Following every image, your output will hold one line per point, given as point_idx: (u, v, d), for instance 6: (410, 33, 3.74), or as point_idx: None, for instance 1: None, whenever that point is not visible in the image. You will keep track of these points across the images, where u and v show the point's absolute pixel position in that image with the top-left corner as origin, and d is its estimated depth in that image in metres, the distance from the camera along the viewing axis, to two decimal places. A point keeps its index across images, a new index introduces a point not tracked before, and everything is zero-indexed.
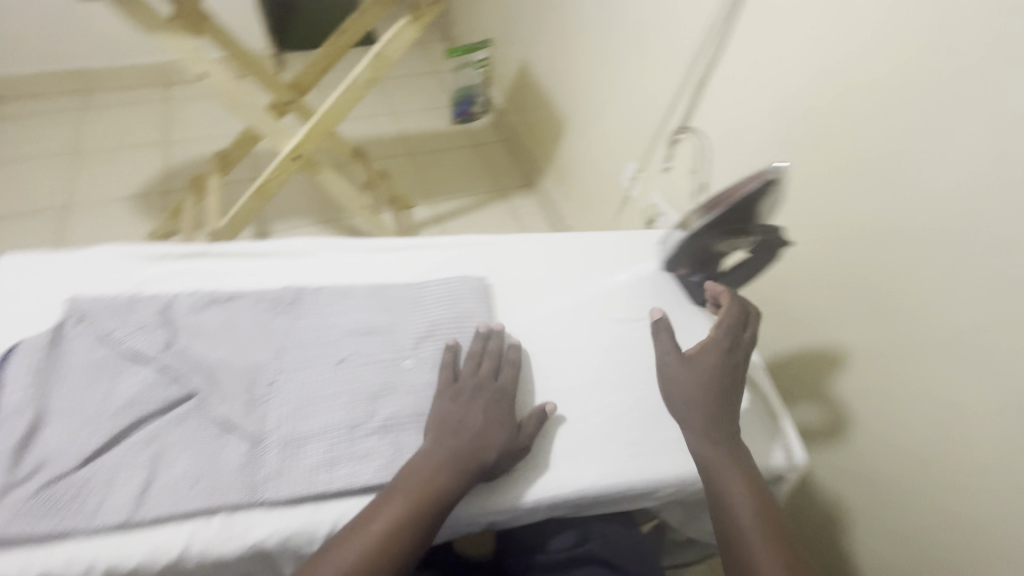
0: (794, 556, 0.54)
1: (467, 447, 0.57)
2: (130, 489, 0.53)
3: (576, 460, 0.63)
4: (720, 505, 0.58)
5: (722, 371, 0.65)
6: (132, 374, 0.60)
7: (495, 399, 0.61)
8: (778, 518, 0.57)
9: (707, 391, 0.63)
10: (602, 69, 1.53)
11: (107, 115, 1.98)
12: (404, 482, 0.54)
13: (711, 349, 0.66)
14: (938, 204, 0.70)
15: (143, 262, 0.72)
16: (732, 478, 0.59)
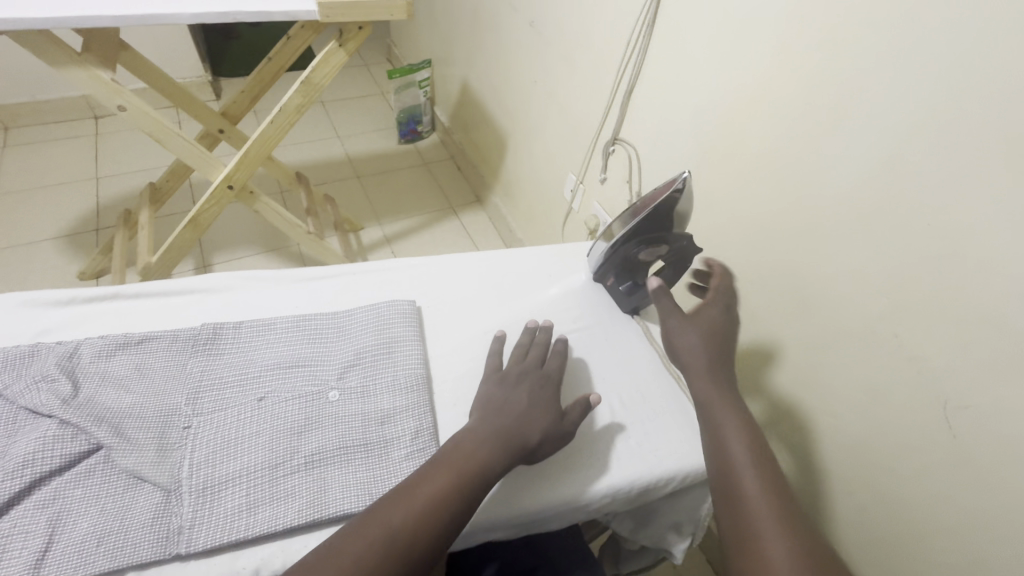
0: (788, 500, 0.52)
1: (513, 425, 0.60)
2: (24, 557, 0.49)
3: (605, 444, 0.66)
4: (715, 451, 0.57)
5: (722, 327, 0.69)
6: (29, 431, 0.56)
7: (541, 385, 0.65)
8: (773, 462, 0.55)
9: (713, 343, 0.66)
10: (536, 86, 1.57)
11: (30, 153, 1.89)
12: (450, 453, 0.56)
13: (713, 308, 0.70)
14: (842, 205, 0.74)
15: (44, 309, 0.68)
16: (729, 424, 0.58)
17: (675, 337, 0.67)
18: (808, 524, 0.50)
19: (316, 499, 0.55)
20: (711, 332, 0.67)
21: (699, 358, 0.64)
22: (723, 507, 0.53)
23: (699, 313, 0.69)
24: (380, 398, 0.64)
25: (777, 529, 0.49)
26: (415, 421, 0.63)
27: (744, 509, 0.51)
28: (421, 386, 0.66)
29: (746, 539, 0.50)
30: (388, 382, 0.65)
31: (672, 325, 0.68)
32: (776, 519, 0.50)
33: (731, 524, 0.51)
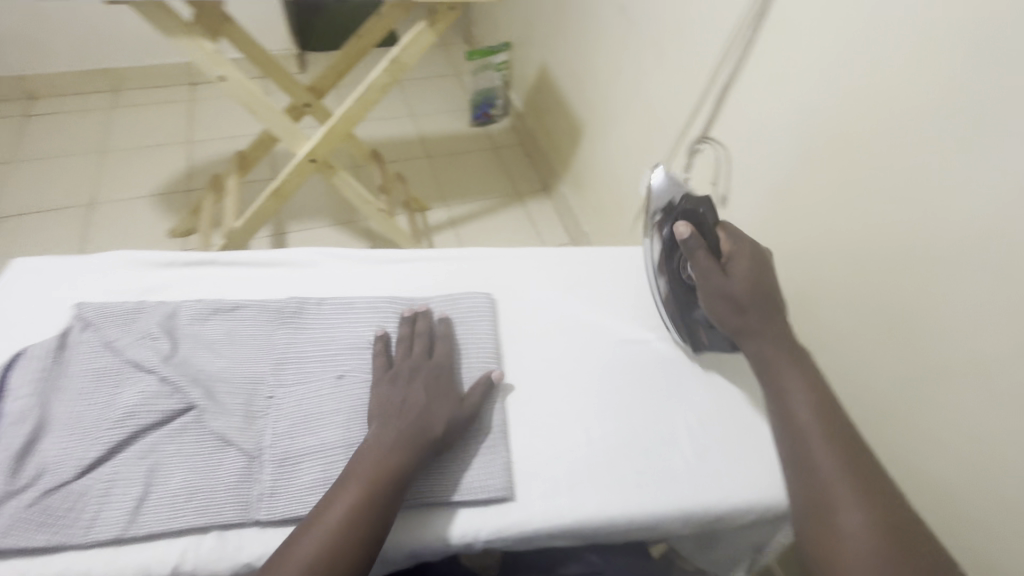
0: (866, 465, 0.53)
1: (414, 424, 0.56)
2: (125, 503, 0.52)
3: (576, 488, 0.60)
4: (786, 422, 0.57)
5: (765, 271, 0.65)
6: (133, 384, 0.59)
7: (432, 375, 0.62)
8: (848, 429, 0.55)
9: (757, 296, 0.63)
10: (620, 76, 1.51)
11: (134, 115, 2.03)
12: (356, 467, 0.53)
13: (747, 251, 0.65)
14: (966, 218, 0.61)
15: (150, 268, 0.71)
16: (798, 393, 0.57)
17: (715, 299, 0.64)
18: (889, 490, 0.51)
19: None
20: (754, 282, 0.63)
21: (751, 321, 0.62)
22: (796, 477, 0.54)
23: (733, 262, 0.64)
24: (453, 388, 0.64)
25: (857, 500, 0.50)
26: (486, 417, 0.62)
27: (822, 480, 0.52)
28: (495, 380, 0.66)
29: (825, 508, 0.51)
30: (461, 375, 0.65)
31: (707, 289, 0.64)
32: (857, 488, 0.51)
33: (807, 494, 0.53)
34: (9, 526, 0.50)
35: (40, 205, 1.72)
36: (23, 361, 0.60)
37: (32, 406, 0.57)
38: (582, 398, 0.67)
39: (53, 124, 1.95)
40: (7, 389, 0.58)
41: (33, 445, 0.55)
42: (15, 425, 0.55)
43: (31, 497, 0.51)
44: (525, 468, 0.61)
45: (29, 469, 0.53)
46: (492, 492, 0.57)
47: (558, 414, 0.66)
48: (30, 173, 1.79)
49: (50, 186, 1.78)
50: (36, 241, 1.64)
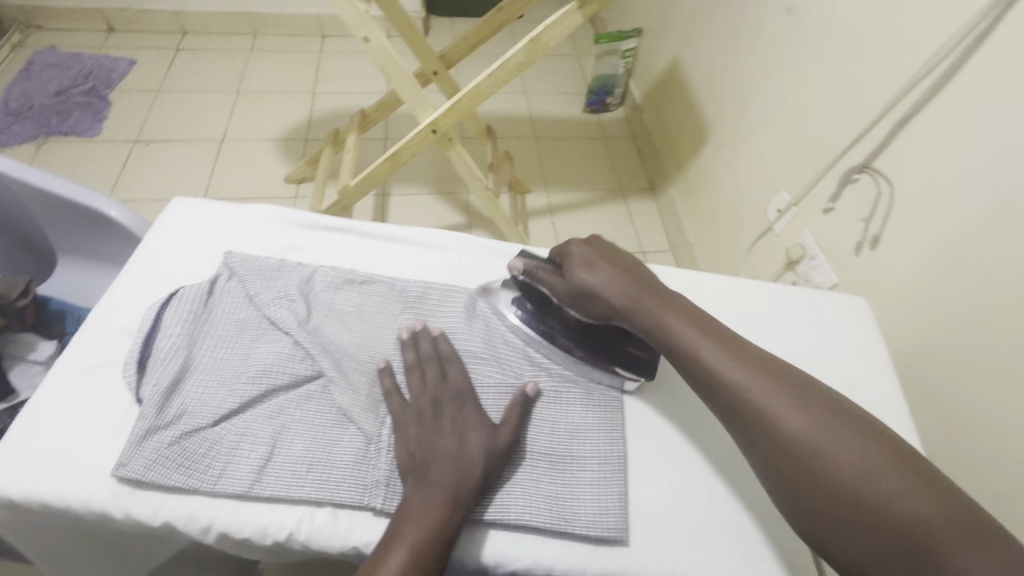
0: (802, 386, 0.51)
1: (452, 475, 0.51)
2: (254, 460, 0.53)
3: (694, 548, 0.55)
4: (716, 391, 0.52)
5: (601, 244, 0.62)
6: (269, 342, 0.61)
7: (458, 411, 0.56)
8: (770, 360, 0.53)
9: (607, 277, 0.60)
10: (769, 83, 1.37)
11: (268, 59, 2.13)
12: (402, 530, 0.48)
13: (575, 243, 0.63)
14: None
15: (296, 228, 0.73)
16: (707, 348, 0.54)
17: (583, 304, 0.60)
18: (834, 401, 0.50)
19: (500, 499, 0.54)
20: (597, 260, 0.61)
21: (619, 294, 0.59)
22: (758, 447, 0.49)
23: (569, 259, 0.62)
24: (571, 409, 0.61)
25: (826, 436, 0.47)
26: (604, 447, 0.59)
27: (784, 440, 0.48)
28: (617, 409, 0.62)
29: (802, 463, 0.47)
30: (581, 396, 0.62)
31: (570, 301, 0.61)
32: (821, 424, 0.48)
33: (775, 460, 0.48)
34: (152, 460, 0.52)
35: (180, 135, 1.86)
36: (175, 302, 0.62)
37: (180, 346, 0.59)
38: (712, 445, 0.62)
39: (199, 59, 2.09)
40: (160, 328, 0.61)
41: (177, 384, 0.57)
42: (164, 362, 0.58)
43: (172, 436, 0.54)
44: (644, 511, 0.56)
45: (172, 407, 0.55)
46: (606, 530, 0.53)
47: (682, 457, 0.61)
48: (175, 103, 1.94)
49: (190, 117, 1.91)
50: (173, 168, 1.77)
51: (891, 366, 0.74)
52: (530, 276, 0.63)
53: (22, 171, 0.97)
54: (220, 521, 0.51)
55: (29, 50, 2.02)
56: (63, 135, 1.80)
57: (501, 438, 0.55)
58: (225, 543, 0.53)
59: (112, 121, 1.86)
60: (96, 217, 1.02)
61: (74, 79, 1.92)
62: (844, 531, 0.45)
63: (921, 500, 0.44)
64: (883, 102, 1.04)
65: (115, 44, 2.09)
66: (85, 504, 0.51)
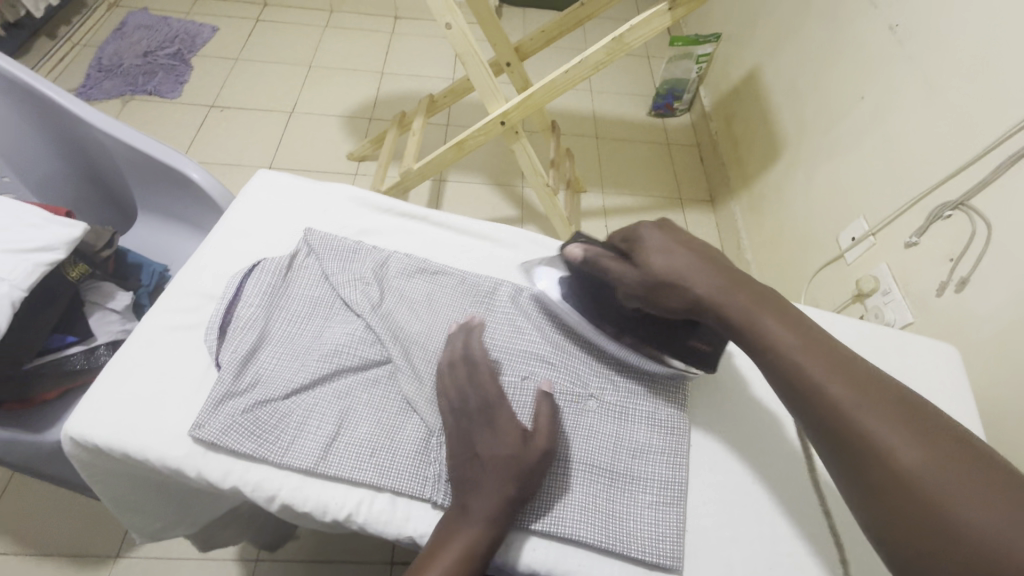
0: (916, 408, 0.44)
1: (487, 486, 0.50)
2: (320, 438, 0.55)
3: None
4: (809, 407, 0.47)
5: (677, 230, 0.57)
6: (342, 323, 0.62)
7: (496, 416, 0.54)
8: (875, 379, 0.46)
9: (687, 263, 0.53)
10: (860, 103, 1.30)
11: (342, 37, 2.17)
12: (447, 537, 0.47)
13: (646, 226, 0.57)
14: None
15: (372, 211, 0.74)
16: (800, 356, 0.48)
17: (654, 295, 0.55)
18: (960, 436, 0.42)
19: (555, 511, 0.53)
20: (675, 246, 0.55)
21: (702, 288, 0.53)
22: (855, 475, 0.44)
23: (640, 243, 0.56)
24: (634, 428, 0.59)
25: (943, 471, 0.40)
26: (667, 469, 0.57)
27: (887, 471, 0.42)
28: (680, 432, 0.60)
29: (907, 499, 0.40)
30: (647, 414, 0.60)
31: (641, 289, 0.55)
32: (935, 456, 0.41)
33: (874, 490, 0.42)
34: (227, 425, 0.54)
35: (254, 104, 1.91)
36: (256, 274, 0.64)
37: (258, 317, 0.61)
38: (778, 480, 0.59)
39: (277, 31, 2.15)
40: (241, 297, 0.62)
41: (253, 354, 0.59)
42: (242, 331, 0.60)
43: (247, 403, 0.55)
44: (697, 541, 0.55)
45: (248, 375, 0.57)
46: (662, 558, 0.52)
47: (744, 489, 0.58)
48: (251, 72, 2.00)
49: (264, 86, 1.97)
50: (245, 135, 1.83)
51: (976, 421, 0.69)
52: (588, 263, 0.58)
53: (115, 128, 1.01)
54: (285, 493, 0.53)
55: (122, 10, 2.12)
56: (147, 94, 1.88)
57: (533, 450, 0.52)
58: (286, 512, 0.55)
59: (192, 84, 1.93)
60: (178, 179, 1.06)
61: (161, 42, 2.00)
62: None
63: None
64: (991, 136, 0.97)
65: (200, 11, 2.17)
66: (161, 458, 0.53)
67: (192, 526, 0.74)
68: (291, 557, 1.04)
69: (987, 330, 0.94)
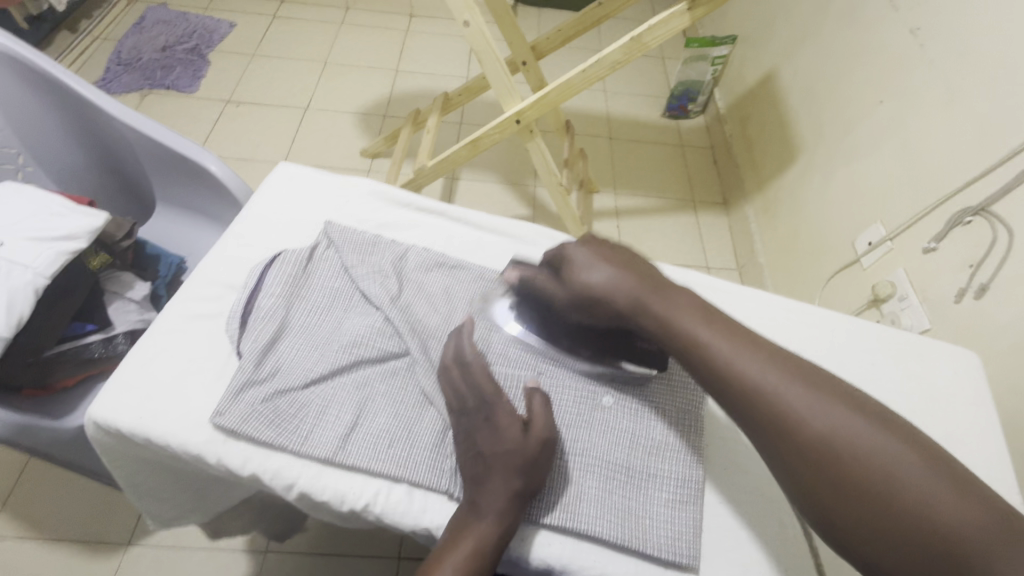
0: (812, 373, 0.46)
1: (501, 483, 0.49)
2: (338, 427, 0.55)
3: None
4: (730, 391, 0.47)
5: (604, 244, 0.56)
6: (361, 314, 0.62)
7: (495, 410, 0.53)
8: (785, 355, 0.47)
9: (613, 279, 0.53)
10: (879, 107, 1.28)
11: (358, 34, 2.18)
12: (462, 530, 0.48)
13: (572, 246, 0.57)
14: None
15: (391, 205, 0.75)
16: (716, 342, 0.48)
17: (583, 311, 0.55)
18: (856, 396, 0.45)
19: (569, 505, 0.53)
20: (597, 258, 0.55)
21: (621, 294, 0.52)
22: (781, 454, 0.44)
23: (568, 262, 0.56)
24: (650, 424, 0.59)
25: (856, 436, 0.42)
26: (683, 468, 0.57)
27: (807, 445, 0.43)
28: (698, 430, 0.60)
29: (829, 469, 0.42)
30: (663, 412, 0.60)
31: (571, 305, 0.56)
32: (846, 423, 0.43)
33: (794, 465, 0.43)
34: (248, 413, 0.54)
35: (269, 100, 1.93)
36: (277, 264, 0.64)
37: (279, 307, 0.61)
38: None
39: (294, 27, 2.17)
40: (261, 287, 0.63)
41: (274, 343, 0.59)
42: (263, 320, 0.60)
43: (267, 392, 0.56)
44: (712, 540, 0.55)
45: (268, 364, 0.58)
46: (679, 555, 0.52)
47: (762, 491, 0.58)
48: (267, 68, 2.02)
49: (280, 82, 1.98)
50: (260, 130, 1.85)
51: (997, 429, 0.68)
52: (527, 283, 0.60)
53: (137, 120, 1.02)
54: (303, 481, 0.53)
55: (142, 6, 2.14)
56: (165, 88, 1.90)
57: (533, 442, 0.51)
58: (304, 501, 0.55)
59: (209, 79, 1.95)
60: (197, 171, 1.07)
61: (179, 37, 2.03)
62: (882, 545, 0.40)
63: (959, 502, 0.39)
64: (1013, 141, 0.96)
65: (218, 7, 2.19)
66: (182, 444, 0.54)
67: (206, 514, 0.74)
68: (300, 549, 1.05)
69: (1007, 338, 0.93)
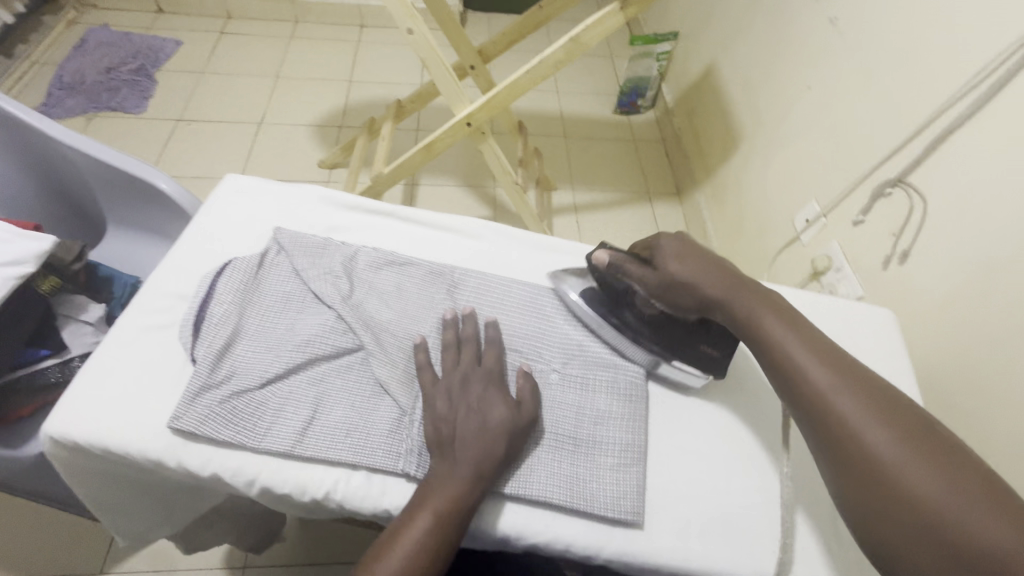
0: (888, 399, 0.50)
1: (472, 449, 0.53)
2: (297, 421, 0.57)
3: (708, 535, 0.57)
4: (798, 394, 0.53)
5: (691, 241, 0.63)
6: (314, 314, 0.65)
7: (483, 391, 0.58)
8: (867, 379, 0.52)
9: (708, 276, 0.60)
10: (809, 93, 1.36)
11: (308, 47, 2.19)
12: (433, 497, 0.51)
13: (665, 238, 0.63)
14: None
15: (336, 209, 0.77)
16: (794, 351, 0.54)
17: (670, 297, 0.61)
18: (933, 427, 0.48)
19: (522, 475, 0.56)
20: (690, 255, 0.61)
21: (714, 293, 0.60)
22: (828, 453, 0.50)
23: (659, 251, 0.62)
24: (596, 397, 0.63)
25: (912, 455, 0.46)
26: (627, 433, 0.61)
27: (866, 451, 0.47)
28: (640, 399, 0.64)
29: (871, 474, 0.47)
30: (607, 383, 0.65)
31: (659, 292, 0.61)
32: (908, 445, 0.47)
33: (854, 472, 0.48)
34: (205, 415, 0.56)
35: (221, 116, 1.91)
36: (230, 271, 0.66)
37: (231, 313, 0.63)
38: (733, 440, 0.64)
39: (242, 43, 2.16)
40: (214, 294, 0.64)
41: (228, 348, 0.61)
42: (217, 326, 0.62)
43: (223, 394, 0.57)
44: (657, 498, 0.59)
45: (224, 368, 0.59)
46: (625, 513, 0.56)
47: (700, 451, 0.63)
48: (217, 85, 2.00)
49: (231, 98, 1.97)
50: (213, 147, 1.83)
51: (913, 378, 0.75)
52: (616, 268, 0.63)
53: (86, 144, 1.02)
54: (264, 476, 0.55)
55: (82, 27, 2.10)
56: (111, 110, 1.87)
57: (525, 414, 0.57)
58: (266, 497, 0.57)
59: (157, 99, 1.93)
60: (148, 190, 1.06)
61: (124, 58, 1.99)
62: (909, 548, 0.44)
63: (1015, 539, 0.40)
64: (920, 118, 1.04)
65: (163, 26, 2.17)
66: (141, 451, 0.55)
67: (176, 525, 0.75)
68: (276, 560, 1.05)
69: (924, 298, 1.01)
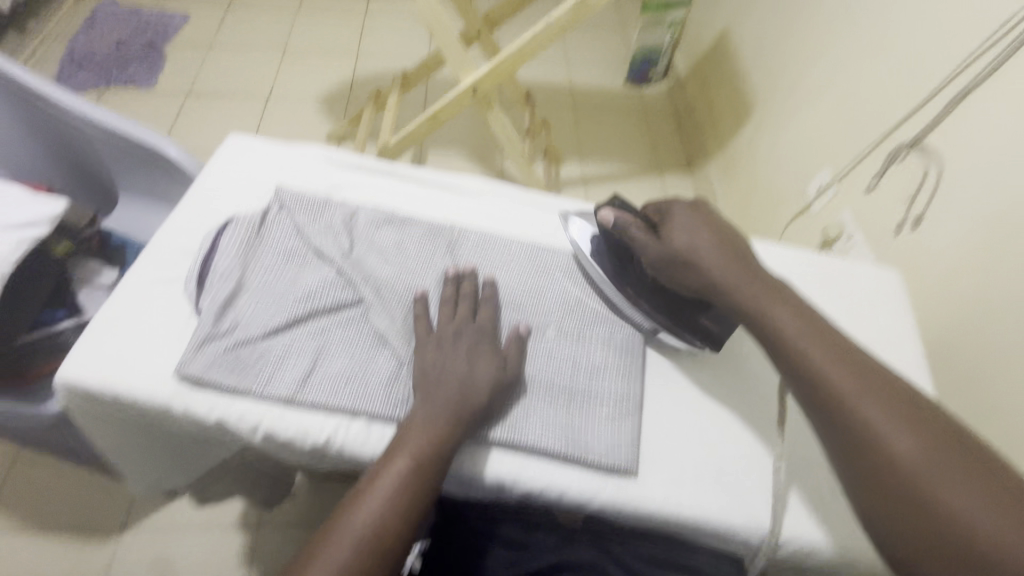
0: (876, 373, 0.49)
1: (462, 395, 0.55)
2: (299, 369, 0.59)
3: (700, 485, 0.58)
4: (789, 360, 0.52)
5: (705, 212, 0.61)
6: (314, 270, 0.66)
7: (476, 345, 0.59)
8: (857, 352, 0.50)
9: (709, 246, 0.58)
10: (824, 57, 1.32)
11: (315, 20, 2.17)
12: (426, 440, 0.52)
13: (677, 207, 0.62)
14: None
15: (338, 169, 0.78)
16: (786, 318, 0.53)
17: (670, 268, 0.60)
18: (917, 400, 0.48)
19: (515, 423, 0.57)
20: (700, 226, 0.59)
21: (715, 267, 0.57)
22: (819, 418, 0.49)
23: (669, 221, 0.61)
24: (592, 351, 0.64)
25: (901, 428, 0.46)
26: (623, 386, 0.62)
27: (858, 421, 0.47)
28: (637, 354, 0.65)
29: (853, 440, 0.47)
30: (604, 338, 0.65)
31: (661, 260, 0.60)
32: (895, 417, 0.46)
33: (847, 443, 0.47)
34: (209, 363, 0.58)
35: (230, 90, 1.92)
36: (232, 227, 0.67)
37: (234, 268, 0.64)
38: (729, 397, 0.64)
39: (250, 16, 2.15)
40: (217, 250, 0.66)
41: (231, 301, 0.62)
42: (220, 280, 0.63)
43: (227, 344, 0.59)
44: (651, 449, 0.59)
45: (228, 320, 0.61)
46: (617, 461, 0.57)
47: (697, 406, 0.63)
48: (226, 58, 2.00)
49: (240, 72, 1.97)
50: (223, 121, 1.84)
51: (918, 339, 0.74)
52: (620, 228, 0.63)
53: (95, 112, 1.03)
54: (267, 421, 0.57)
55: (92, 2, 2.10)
56: (122, 85, 1.88)
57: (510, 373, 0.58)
58: (271, 443, 0.59)
59: (167, 73, 1.93)
60: (156, 158, 1.07)
61: (133, 32, 2.00)
62: (895, 515, 0.44)
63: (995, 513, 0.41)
64: (938, 77, 1.01)
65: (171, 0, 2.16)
66: (150, 398, 0.57)
67: (189, 476, 0.78)
68: (287, 518, 1.09)
69: (936, 265, 0.99)
